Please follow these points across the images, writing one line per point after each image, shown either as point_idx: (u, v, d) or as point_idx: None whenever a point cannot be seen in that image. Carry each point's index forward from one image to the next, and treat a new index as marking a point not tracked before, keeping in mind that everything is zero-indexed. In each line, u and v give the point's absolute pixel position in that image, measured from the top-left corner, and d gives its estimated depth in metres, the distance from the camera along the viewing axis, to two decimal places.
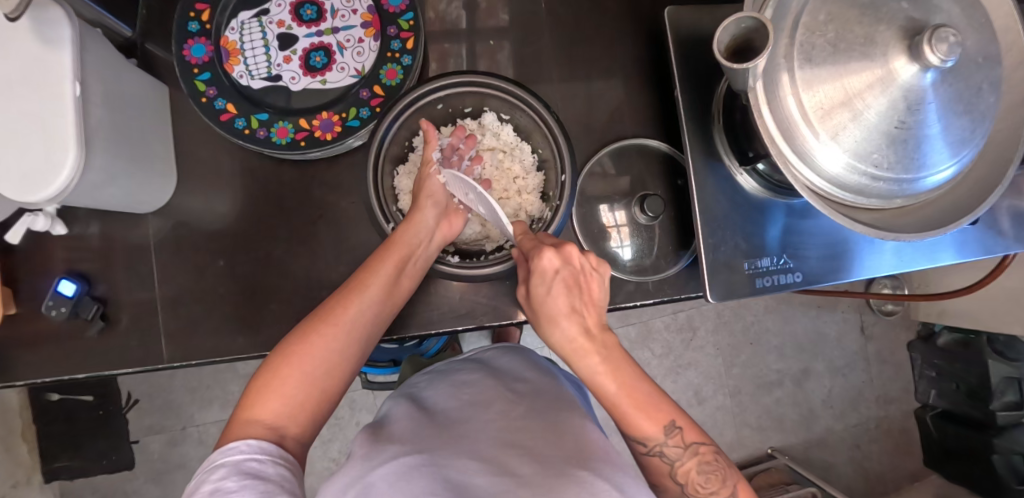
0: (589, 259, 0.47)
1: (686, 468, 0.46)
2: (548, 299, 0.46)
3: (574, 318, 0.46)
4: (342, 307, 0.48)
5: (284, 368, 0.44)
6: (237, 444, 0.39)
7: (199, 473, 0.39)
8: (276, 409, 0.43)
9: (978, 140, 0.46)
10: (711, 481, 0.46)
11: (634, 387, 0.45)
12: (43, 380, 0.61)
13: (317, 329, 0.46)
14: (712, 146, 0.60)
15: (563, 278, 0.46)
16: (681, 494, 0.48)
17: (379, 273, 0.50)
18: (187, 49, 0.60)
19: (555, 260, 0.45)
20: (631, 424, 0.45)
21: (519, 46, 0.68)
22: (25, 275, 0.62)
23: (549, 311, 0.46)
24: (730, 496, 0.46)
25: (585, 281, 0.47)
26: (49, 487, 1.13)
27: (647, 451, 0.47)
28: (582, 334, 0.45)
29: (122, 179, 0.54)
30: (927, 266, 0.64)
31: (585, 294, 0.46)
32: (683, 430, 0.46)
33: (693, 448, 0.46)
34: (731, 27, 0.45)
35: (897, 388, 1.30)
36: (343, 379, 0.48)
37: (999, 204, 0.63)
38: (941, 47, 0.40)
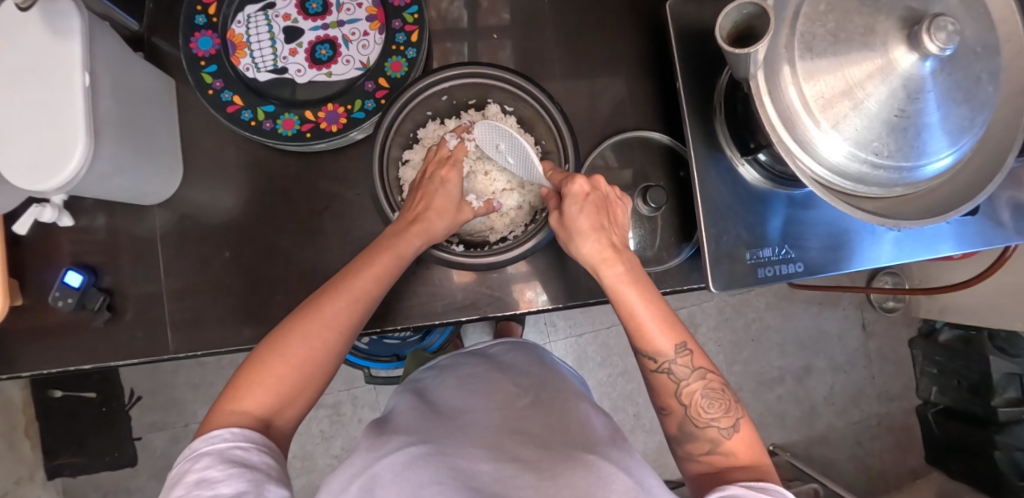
0: (615, 190, 0.54)
1: (692, 388, 0.46)
2: (581, 215, 0.49)
3: (601, 234, 0.49)
4: (332, 306, 0.47)
5: (273, 362, 0.44)
6: (220, 432, 0.39)
7: (179, 463, 0.38)
8: (264, 402, 0.43)
9: (977, 128, 0.47)
10: (715, 408, 0.46)
11: (654, 299, 0.48)
12: (49, 372, 0.61)
13: (305, 329, 0.45)
14: (713, 137, 0.60)
15: (593, 200, 0.50)
16: (683, 424, 0.47)
17: (369, 273, 0.49)
18: (195, 42, 0.61)
19: (585, 185, 0.49)
20: (645, 335, 0.47)
21: (523, 40, 0.69)
22: (32, 266, 0.62)
23: (581, 224, 0.49)
24: (732, 428, 0.45)
25: (612, 206, 0.52)
26: (51, 485, 1.13)
27: (656, 368, 0.47)
28: (612, 244, 0.49)
29: (129, 170, 0.55)
30: (928, 257, 0.64)
31: (610, 215, 0.51)
32: (692, 353, 0.47)
33: (700, 372, 0.47)
34: (733, 13, 0.46)
35: (898, 385, 1.31)
36: (332, 373, 0.48)
37: (999, 195, 0.64)
38: (940, 35, 0.40)
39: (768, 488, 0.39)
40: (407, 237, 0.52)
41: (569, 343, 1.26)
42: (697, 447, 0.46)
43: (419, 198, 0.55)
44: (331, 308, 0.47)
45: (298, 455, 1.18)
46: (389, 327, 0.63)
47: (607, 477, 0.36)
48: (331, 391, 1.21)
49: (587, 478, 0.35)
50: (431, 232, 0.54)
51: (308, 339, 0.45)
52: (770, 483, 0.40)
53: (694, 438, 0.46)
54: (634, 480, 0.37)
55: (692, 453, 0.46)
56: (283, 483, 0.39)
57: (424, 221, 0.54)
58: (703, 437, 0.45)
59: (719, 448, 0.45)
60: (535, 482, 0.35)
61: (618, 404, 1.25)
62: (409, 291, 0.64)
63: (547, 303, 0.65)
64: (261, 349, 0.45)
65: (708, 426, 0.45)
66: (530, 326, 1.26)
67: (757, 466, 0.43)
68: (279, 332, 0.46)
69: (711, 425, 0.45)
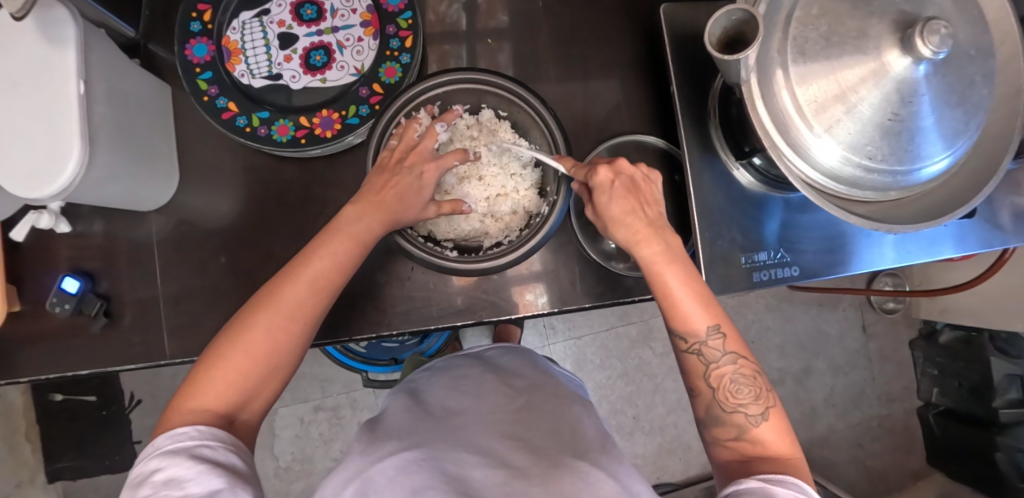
0: (640, 169, 0.50)
1: (722, 372, 0.46)
2: (612, 202, 0.48)
3: (635, 216, 0.48)
4: (291, 294, 0.46)
5: (231, 356, 0.43)
6: (186, 430, 0.38)
7: (142, 461, 0.37)
8: (224, 398, 0.42)
9: (973, 132, 0.46)
10: (744, 394, 0.45)
11: (687, 280, 0.47)
12: (46, 377, 0.61)
13: (264, 319, 0.44)
14: (707, 141, 0.60)
15: (621, 184, 0.48)
16: (710, 407, 0.46)
17: (327, 258, 0.48)
18: (189, 49, 0.61)
19: (609, 172, 0.48)
20: (680, 314, 0.47)
21: (518, 45, 0.69)
22: (30, 272, 0.62)
23: (613, 212, 0.48)
24: (760, 415, 0.45)
25: (639, 186, 0.49)
26: (53, 487, 1.13)
27: (687, 349, 0.47)
28: (645, 227, 0.47)
29: (124, 176, 0.55)
30: (925, 260, 0.64)
31: (643, 196, 0.49)
32: (725, 336, 0.46)
33: (733, 356, 0.46)
34: (722, 19, 0.46)
35: (899, 387, 1.30)
36: (293, 365, 0.47)
37: (997, 198, 0.64)
38: (933, 39, 0.40)
39: (785, 480, 0.38)
40: (368, 222, 0.51)
41: (568, 346, 1.26)
42: (724, 432, 0.45)
43: (383, 179, 0.52)
44: (292, 296, 0.46)
45: (298, 457, 1.18)
46: (385, 332, 0.63)
47: (595, 483, 0.36)
48: (331, 394, 1.21)
49: (575, 484, 0.35)
50: (395, 219, 0.53)
51: (269, 330, 0.44)
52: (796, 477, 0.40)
53: (721, 422, 0.46)
54: (622, 486, 0.37)
55: (718, 438, 0.46)
56: (254, 480, 0.40)
57: (386, 206, 0.51)
58: (730, 421, 0.45)
59: (746, 435, 0.44)
60: (523, 487, 0.35)
61: (617, 406, 1.25)
62: (405, 295, 0.64)
63: (545, 306, 0.65)
64: (221, 340, 0.44)
65: (736, 411, 0.45)
66: (529, 329, 1.26)
67: (786, 459, 0.43)
68: (237, 322, 0.45)
69: (739, 410, 0.45)
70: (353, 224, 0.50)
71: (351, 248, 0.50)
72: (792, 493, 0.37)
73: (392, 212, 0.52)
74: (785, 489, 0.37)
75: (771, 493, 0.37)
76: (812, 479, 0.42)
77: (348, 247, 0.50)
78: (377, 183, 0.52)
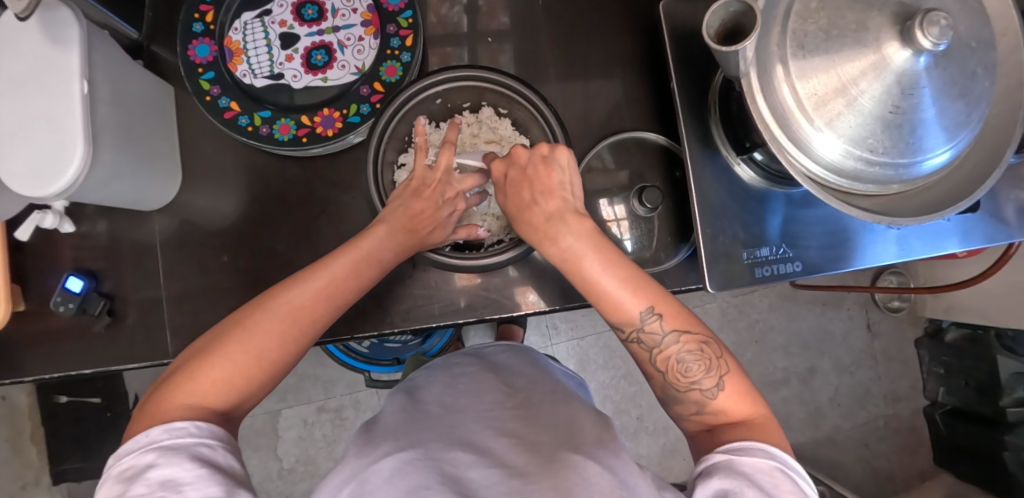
0: (538, 151, 0.50)
1: (668, 354, 0.44)
2: (509, 197, 0.51)
3: (529, 211, 0.49)
4: (302, 299, 0.45)
5: (232, 352, 0.41)
6: (186, 425, 0.37)
7: (133, 454, 0.35)
8: (221, 395, 0.40)
9: (974, 124, 0.46)
10: (695, 370, 0.43)
11: (610, 271, 0.45)
12: (49, 376, 0.61)
13: (274, 321, 0.43)
14: (708, 136, 0.60)
15: (513, 175, 0.51)
16: (667, 389, 0.45)
17: (347, 274, 0.48)
18: (192, 49, 0.62)
19: (502, 164, 0.52)
20: (611, 308, 0.45)
21: (518, 44, 0.69)
22: (33, 272, 0.63)
23: (513, 207, 0.51)
24: (716, 387, 0.43)
25: (538, 172, 0.50)
26: (58, 488, 1.14)
27: (627, 338, 0.46)
28: (541, 223, 0.48)
29: (128, 176, 0.56)
30: (928, 255, 0.63)
31: (536, 184, 0.49)
32: (662, 316, 0.44)
33: (674, 335, 0.44)
34: (720, 10, 0.47)
35: (905, 386, 1.29)
36: (293, 365, 0.46)
37: (1001, 192, 0.63)
38: (932, 30, 0.40)
39: (752, 448, 0.38)
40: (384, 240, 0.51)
41: (571, 346, 1.26)
42: (685, 408, 0.45)
43: (411, 191, 0.54)
44: (310, 309, 0.45)
45: (301, 459, 1.18)
46: (386, 329, 0.63)
47: (591, 477, 0.36)
48: (334, 396, 1.21)
49: (572, 478, 0.35)
50: (418, 245, 0.54)
51: (281, 340, 0.43)
52: (761, 442, 0.39)
53: (680, 401, 0.45)
54: (618, 480, 0.37)
55: (682, 414, 0.45)
56: (247, 481, 0.38)
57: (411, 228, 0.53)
58: (688, 400, 0.44)
59: (707, 408, 0.43)
60: (520, 485, 0.35)
61: (621, 406, 1.24)
62: (407, 293, 0.64)
63: (547, 306, 0.65)
64: (223, 337, 0.42)
65: (691, 390, 0.44)
66: (531, 328, 1.26)
67: (752, 421, 0.42)
68: (243, 321, 0.43)
69: (694, 387, 0.44)
70: (371, 241, 0.50)
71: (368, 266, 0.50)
72: (761, 461, 0.36)
73: (414, 240, 0.53)
74: (750, 457, 0.36)
75: (738, 469, 0.36)
76: (780, 435, 0.41)
77: (366, 265, 0.50)
78: (411, 208, 0.53)
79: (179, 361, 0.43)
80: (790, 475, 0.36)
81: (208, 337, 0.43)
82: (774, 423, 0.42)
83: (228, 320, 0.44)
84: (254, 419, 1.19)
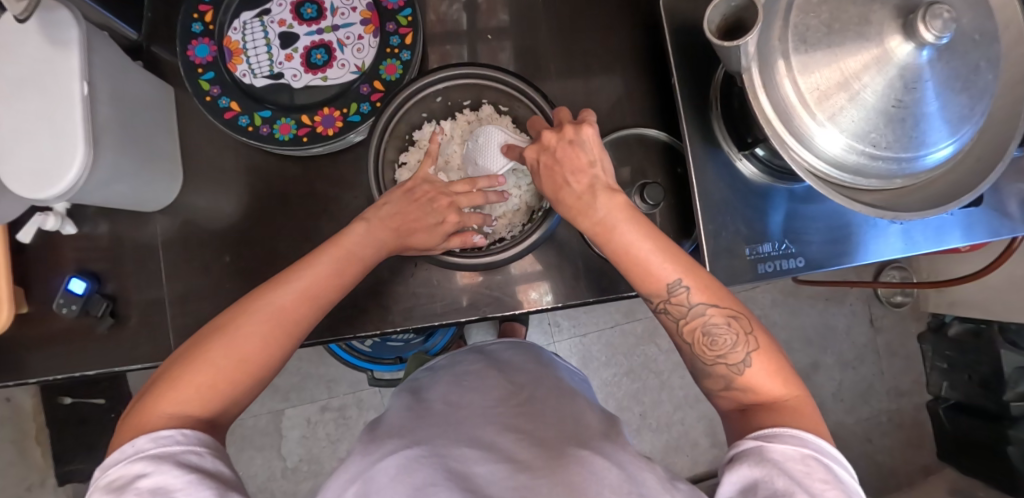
0: (565, 133, 0.48)
1: (694, 326, 0.44)
2: (543, 179, 0.49)
3: (562, 188, 0.47)
4: (282, 300, 0.45)
5: (213, 360, 0.41)
6: (171, 433, 0.37)
7: (121, 464, 0.35)
8: (207, 402, 0.40)
9: (978, 117, 0.46)
10: (721, 344, 0.43)
11: (642, 239, 0.44)
12: (53, 378, 0.62)
13: (257, 322, 0.43)
14: (710, 133, 0.60)
15: (544, 159, 0.48)
16: (695, 362, 0.46)
17: (329, 271, 0.48)
18: (191, 49, 0.62)
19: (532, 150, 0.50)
20: (640, 276, 0.45)
21: (518, 41, 0.69)
22: (36, 274, 0.63)
23: (546, 186, 0.49)
24: (744, 362, 0.43)
25: (568, 151, 0.47)
26: (63, 490, 1.15)
27: (656, 309, 0.46)
28: (573, 201, 0.46)
29: (128, 177, 0.55)
30: (932, 249, 0.63)
31: (567, 164, 0.47)
32: (691, 289, 0.44)
33: (701, 307, 0.44)
34: (721, 6, 0.46)
35: (909, 380, 1.29)
36: (280, 367, 0.46)
37: (1003, 185, 0.63)
38: (935, 24, 0.40)
39: (783, 433, 0.37)
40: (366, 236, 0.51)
41: (573, 343, 1.26)
42: (714, 383, 0.45)
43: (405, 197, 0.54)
44: (293, 310, 0.45)
45: (305, 458, 1.19)
46: (389, 328, 0.63)
47: (600, 473, 0.35)
48: (337, 395, 1.21)
49: (579, 474, 0.35)
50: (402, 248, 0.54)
51: (265, 341, 0.43)
52: (795, 426, 0.38)
53: (708, 374, 0.45)
54: (628, 475, 0.37)
55: (712, 389, 0.45)
56: (238, 484, 0.38)
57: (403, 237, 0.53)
58: (715, 374, 0.44)
59: (734, 384, 0.43)
60: (528, 481, 0.35)
61: (624, 403, 1.24)
62: (409, 292, 0.64)
63: (548, 302, 0.65)
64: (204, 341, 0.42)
65: (717, 363, 0.44)
66: (534, 326, 1.26)
67: (782, 401, 0.41)
68: (225, 324, 0.43)
69: (719, 362, 0.43)
70: (352, 240, 0.51)
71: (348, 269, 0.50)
72: (792, 449, 0.36)
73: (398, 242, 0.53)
74: (782, 444, 0.36)
75: (767, 456, 0.36)
76: (818, 420, 0.40)
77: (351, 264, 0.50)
78: (398, 209, 0.53)
79: (161, 370, 0.42)
80: (824, 463, 0.35)
81: (190, 342, 0.43)
82: (812, 406, 0.41)
83: (210, 324, 0.44)
84: (257, 418, 1.19)
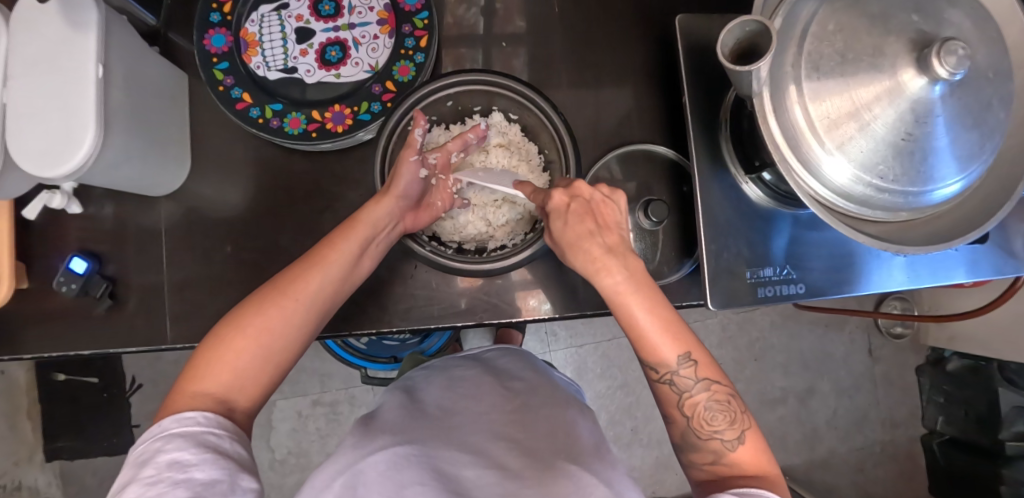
0: (600, 190, 0.49)
1: (695, 401, 0.45)
2: (566, 227, 0.47)
3: (590, 239, 0.46)
4: (301, 279, 0.48)
5: (236, 339, 0.44)
6: (194, 415, 0.39)
7: (146, 441, 0.37)
8: (226, 381, 0.43)
9: (987, 155, 0.46)
10: (719, 420, 0.44)
11: (653, 309, 0.45)
12: (47, 355, 0.62)
13: (278, 300, 0.46)
14: (717, 154, 0.60)
15: (576, 207, 0.47)
16: (686, 434, 0.46)
17: (350, 249, 0.51)
18: (208, 39, 0.63)
19: (563, 196, 0.48)
20: (648, 346, 0.45)
21: (533, 50, 0.69)
22: (38, 251, 0.63)
23: (568, 237, 0.47)
24: (736, 440, 0.44)
25: (600, 209, 0.48)
26: (51, 466, 1.15)
27: (658, 379, 0.46)
28: (600, 255, 0.45)
29: (135, 161, 0.56)
30: (934, 284, 0.62)
31: (599, 221, 0.47)
32: (697, 364, 0.45)
33: (704, 384, 0.45)
34: (736, 30, 0.46)
35: (905, 412, 1.27)
36: (300, 348, 0.48)
37: (1010, 224, 0.62)
38: (949, 60, 0.40)
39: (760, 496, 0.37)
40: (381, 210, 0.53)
41: (569, 353, 1.26)
42: (700, 456, 0.45)
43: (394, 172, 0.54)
44: (310, 287, 0.48)
45: (293, 451, 1.18)
46: (385, 328, 0.63)
47: (587, 487, 0.35)
48: (330, 390, 1.21)
49: (568, 487, 0.35)
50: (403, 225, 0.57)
51: (285, 318, 0.46)
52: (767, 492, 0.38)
53: (697, 447, 0.45)
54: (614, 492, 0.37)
55: (695, 461, 0.45)
56: (251, 465, 0.40)
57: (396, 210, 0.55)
58: (706, 448, 0.44)
59: (722, 459, 0.44)
60: (517, 488, 0.35)
61: (616, 416, 1.24)
62: (407, 293, 0.64)
63: (548, 311, 0.64)
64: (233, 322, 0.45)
65: (712, 438, 0.44)
66: (530, 334, 1.25)
67: (761, 476, 0.42)
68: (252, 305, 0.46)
69: (715, 436, 0.44)
70: (367, 216, 0.52)
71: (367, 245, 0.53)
72: None
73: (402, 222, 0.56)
74: None
75: None
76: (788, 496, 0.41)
77: (370, 238, 0.53)
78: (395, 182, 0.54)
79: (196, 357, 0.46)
80: None
81: (219, 324, 0.46)
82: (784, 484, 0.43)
83: (239, 306, 0.47)
84: None
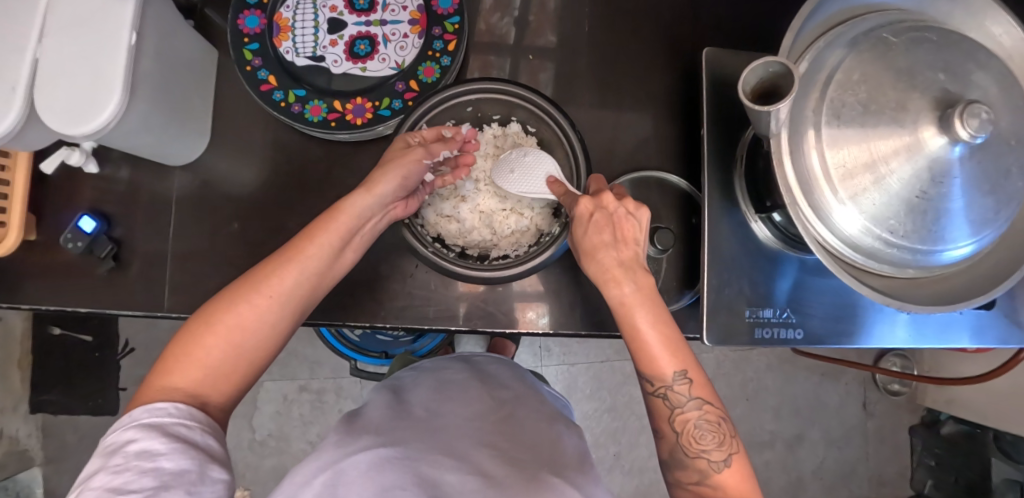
0: (625, 204, 0.48)
1: (686, 418, 0.44)
2: (585, 234, 0.48)
3: (604, 249, 0.46)
4: (273, 274, 0.46)
5: (205, 336, 0.43)
6: (165, 406, 0.39)
7: (116, 431, 0.38)
8: (195, 377, 0.43)
9: (1002, 222, 0.45)
10: (709, 439, 0.44)
11: (658, 325, 0.45)
12: (45, 308, 0.62)
13: (250, 296, 0.45)
14: (730, 190, 0.60)
15: (599, 217, 0.48)
16: (674, 450, 0.45)
17: (329, 242, 0.49)
18: (243, 19, 0.64)
19: (590, 203, 0.49)
20: (648, 357, 0.45)
21: (558, 66, 0.70)
22: (50, 206, 0.64)
23: (585, 244, 0.48)
24: (723, 461, 0.43)
25: (619, 222, 0.47)
26: (34, 418, 1.16)
27: (653, 392, 0.45)
28: (613, 266, 0.45)
29: (156, 129, 0.57)
30: (935, 345, 0.62)
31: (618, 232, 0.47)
32: (692, 382, 0.44)
33: (697, 402, 0.44)
34: (760, 69, 0.46)
35: (894, 472, 1.25)
36: (277, 341, 0.48)
37: (1019, 295, 0.62)
38: (972, 122, 0.39)
39: None
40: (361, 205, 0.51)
41: (560, 370, 1.25)
42: (687, 475, 0.44)
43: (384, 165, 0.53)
44: (282, 281, 0.46)
45: (274, 434, 1.18)
46: (380, 323, 0.63)
47: None
48: (318, 377, 1.21)
49: None
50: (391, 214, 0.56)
51: (255, 313, 0.45)
52: None
53: (684, 466, 0.45)
54: None
55: (681, 480, 0.45)
56: (224, 458, 0.40)
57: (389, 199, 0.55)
58: (692, 466, 0.44)
59: (707, 480, 0.43)
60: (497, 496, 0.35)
61: (600, 440, 1.22)
62: (405, 291, 0.64)
63: (544, 325, 0.64)
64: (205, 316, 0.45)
65: (699, 457, 0.44)
66: (524, 347, 1.25)
67: None
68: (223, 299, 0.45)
69: (703, 455, 0.44)
70: (347, 211, 0.50)
71: (349, 238, 0.52)
72: None
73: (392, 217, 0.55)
74: None
75: None
76: None
77: (352, 230, 0.51)
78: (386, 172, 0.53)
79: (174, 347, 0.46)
80: None
81: (194, 317, 0.45)
82: None
83: (214, 299, 0.46)
84: None
